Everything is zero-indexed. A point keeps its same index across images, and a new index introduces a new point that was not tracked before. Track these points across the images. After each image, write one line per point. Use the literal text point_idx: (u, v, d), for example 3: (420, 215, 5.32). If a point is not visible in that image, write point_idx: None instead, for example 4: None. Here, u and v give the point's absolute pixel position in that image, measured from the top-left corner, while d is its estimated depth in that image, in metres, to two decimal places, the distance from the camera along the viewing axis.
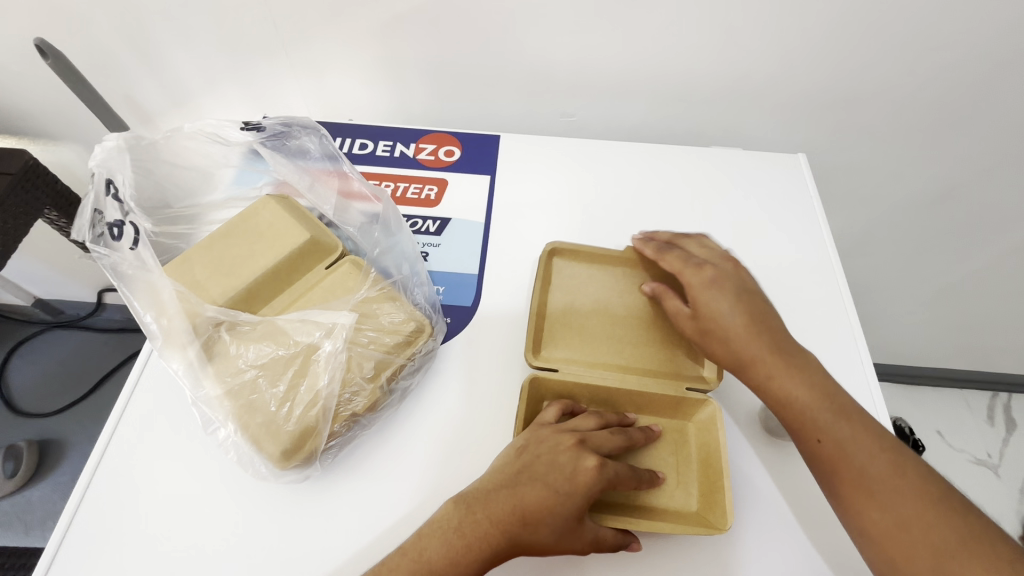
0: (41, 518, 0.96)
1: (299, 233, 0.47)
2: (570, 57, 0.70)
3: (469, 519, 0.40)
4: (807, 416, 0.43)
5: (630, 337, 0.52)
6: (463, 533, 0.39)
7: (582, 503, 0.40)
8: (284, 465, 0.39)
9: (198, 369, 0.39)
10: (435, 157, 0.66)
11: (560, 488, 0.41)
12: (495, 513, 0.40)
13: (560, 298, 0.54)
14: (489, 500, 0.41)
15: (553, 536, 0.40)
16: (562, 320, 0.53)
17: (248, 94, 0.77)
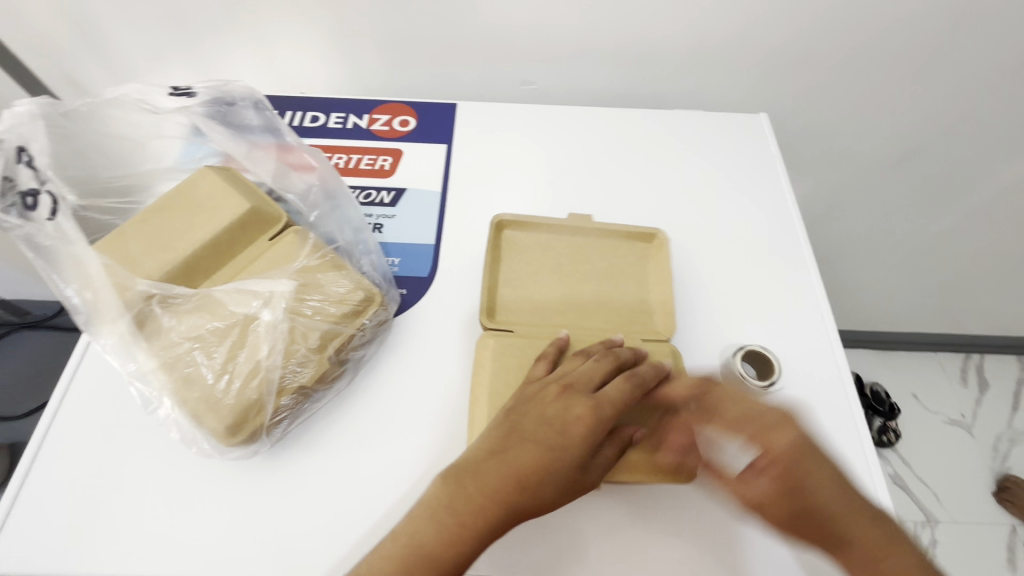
0: None
1: (239, 203, 0.45)
2: (525, 21, 0.68)
3: (462, 494, 0.37)
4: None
5: (585, 295, 0.50)
6: (455, 511, 0.37)
7: (578, 456, 0.38)
8: (228, 438, 0.38)
9: (129, 344, 0.38)
10: (389, 128, 0.64)
11: (553, 445, 0.39)
12: (488, 484, 0.37)
13: (511, 270, 0.51)
14: (480, 473, 0.38)
15: (556, 494, 0.38)
16: (515, 288, 0.50)
17: (196, 72, 0.74)
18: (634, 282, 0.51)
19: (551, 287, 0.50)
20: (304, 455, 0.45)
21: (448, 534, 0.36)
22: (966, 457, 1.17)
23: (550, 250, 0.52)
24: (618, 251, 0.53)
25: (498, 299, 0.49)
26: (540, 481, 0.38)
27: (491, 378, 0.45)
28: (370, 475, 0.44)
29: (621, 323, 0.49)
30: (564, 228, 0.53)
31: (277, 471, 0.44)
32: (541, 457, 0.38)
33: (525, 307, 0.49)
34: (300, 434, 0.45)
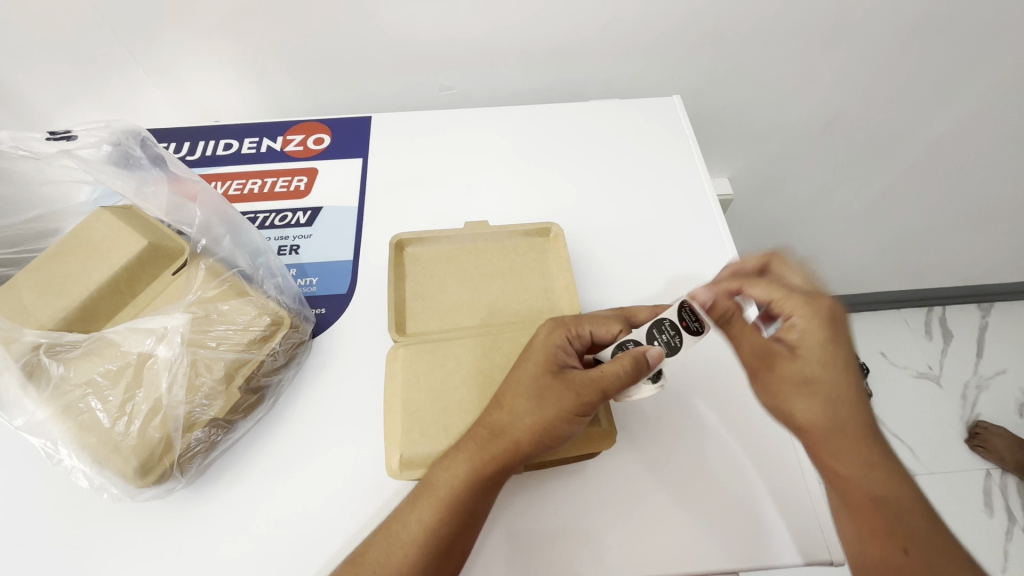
0: None
1: (135, 240, 0.44)
2: (429, 28, 0.67)
3: (470, 435, 0.41)
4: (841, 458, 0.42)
5: (490, 298, 0.50)
6: (461, 449, 0.40)
7: (546, 360, 0.41)
8: (136, 480, 0.38)
9: (19, 396, 0.37)
10: (304, 147, 0.64)
11: (522, 361, 0.42)
12: (487, 416, 0.41)
13: (416, 288, 0.51)
14: (486, 410, 0.42)
15: (534, 402, 0.40)
16: (422, 304, 0.50)
17: (106, 109, 0.72)
18: (538, 275, 0.52)
19: (455, 294, 0.50)
20: (228, 487, 0.44)
21: (452, 466, 0.40)
22: (935, 408, 1.19)
23: (451, 262, 0.52)
24: (519, 250, 0.53)
25: (408, 315, 0.49)
26: (534, 423, 0.40)
27: (404, 387, 0.45)
28: (294, 502, 0.43)
29: (532, 313, 0.49)
30: (460, 237, 0.54)
31: (199, 507, 0.43)
32: (534, 399, 0.40)
33: (436, 315, 0.49)
34: (222, 467, 0.45)
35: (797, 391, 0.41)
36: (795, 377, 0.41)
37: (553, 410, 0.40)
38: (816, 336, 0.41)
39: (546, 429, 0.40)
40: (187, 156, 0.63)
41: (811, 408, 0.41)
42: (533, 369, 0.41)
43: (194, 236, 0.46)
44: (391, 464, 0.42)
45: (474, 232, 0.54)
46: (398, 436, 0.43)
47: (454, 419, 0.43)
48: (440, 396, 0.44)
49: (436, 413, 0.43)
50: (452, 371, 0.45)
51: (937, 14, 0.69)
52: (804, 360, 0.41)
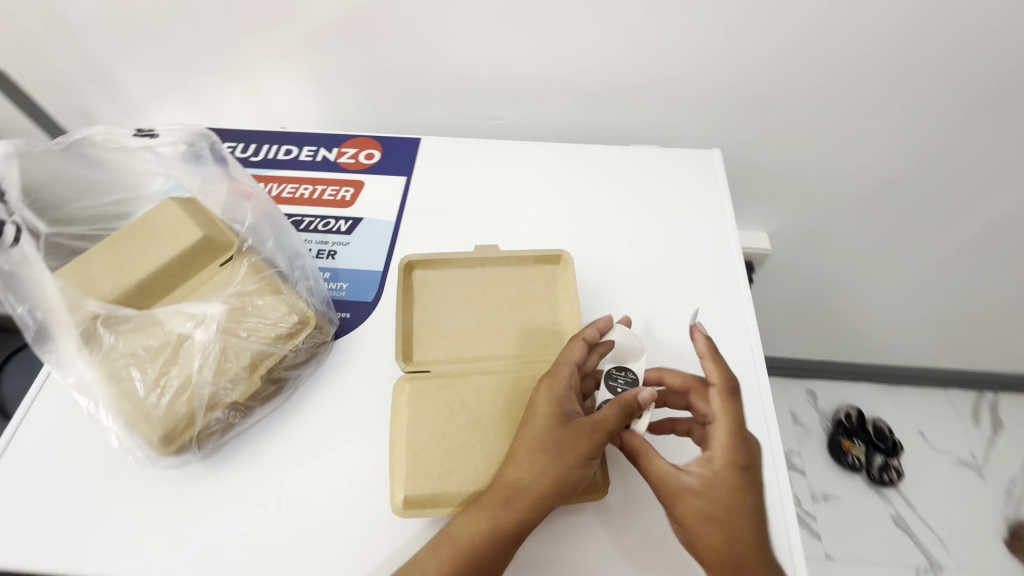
0: None
1: (192, 231, 0.49)
2: (487, 63, 0.72)
3: (492, 490, 0.42)
4: None
5: (494, 328, 0.52)
6: (483, 507, 0.42)
7: (550, 415, 0.44)
8: (159, 448, 0.43)
9: (75, 357, 0.43)
10: (355, 160, 0.69)
11: (528, 418, 0.44)
12: (506, 474, 0.43)
13: (423, 314, 0.53)
14: (503, 468, 0.43)
15: (550, 457, 0.42)
16: (429, 331, 0.52)
17: (191, 105, 0.80)
18: (545, 305, 0.53)
19: (462, 319, 0.52)
20: (238, 468, 0.48)
21: (472, 520, 0.42)
22: (972, 500, 1.11)
23: (460, 287, 0.54)
24: (528, 277, 0.55)
25: (414, 343, 0.52)
26: (556, 474, 0.42)
27: (408, 422, 0.47)
28: (295, 494, 0.47)
29: (535, 347, 0.51)
30: (469, 262, 0.55)
31: (212, 481, 0.47)
32: (552, 452, 0.42)
33: (443, 343, 0.51)
34: (235, 449, 0.49)
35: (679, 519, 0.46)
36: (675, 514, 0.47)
37: (574, 457, 0.43)
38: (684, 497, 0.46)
39: (561, 483, 0.42)
40: (251, 156, 0.68)
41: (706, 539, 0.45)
42: (539, 427, 0.43)
43: (244, 235, 0.51)
44: (394, 499, 0.45)
45: (482, 260, 0.55)
46: (404, 477, 0.45)
47: (453, 458, 0.45)
48: (442, 435, 0.46)
49: (439, 444, 0.46)
50: (454, 411, 0.47)
51: (1000, 92, 0.68)
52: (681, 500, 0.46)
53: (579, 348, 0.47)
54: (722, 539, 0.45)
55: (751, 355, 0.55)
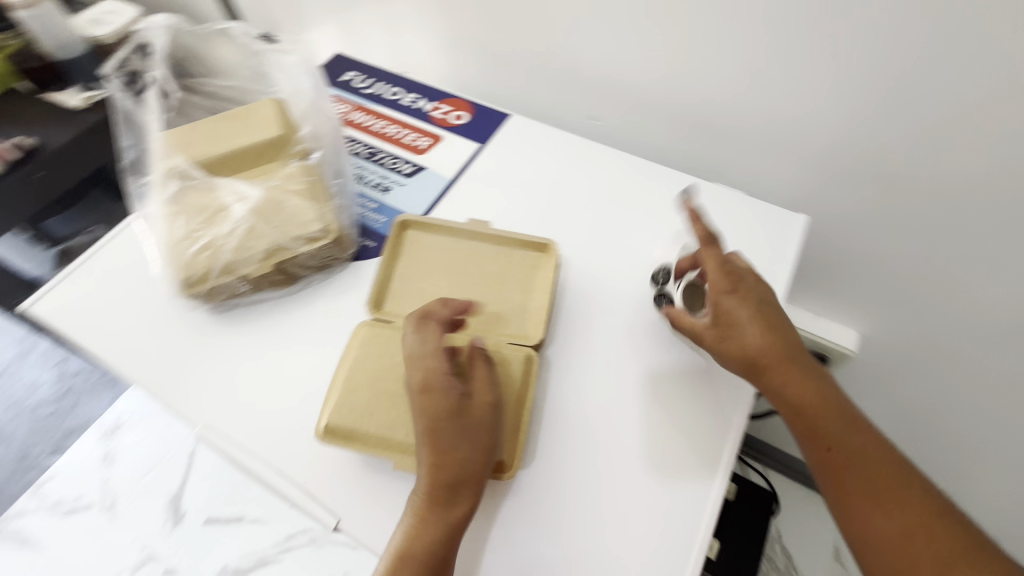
0: (89, 382, 1.26)
1: (270, 128, 0.57)
2: (595, 61, 0.71)
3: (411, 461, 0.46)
4: (816, 420, 0.45)
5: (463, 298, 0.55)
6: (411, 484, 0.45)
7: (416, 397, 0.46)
8: (180, 288, 0.52)
9: (152, 195, 0.54)
10: (444, 117, 0.73)
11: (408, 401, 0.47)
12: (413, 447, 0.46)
13: (407, 270, 0.56)
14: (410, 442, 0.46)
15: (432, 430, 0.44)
16: (406, 287, 0.55)
17: (344, 36, 0.91)
18: (520, 292, 0.55)
19: (439, 282, 0.56)
20: (230, 334, 0.55)
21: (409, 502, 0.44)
22: None
23: (446, 255, 0.57)
24: (512, 262, 0.57)
25: (388, 293, 0.55)
26: (455, 454, 0.44)
27: (353, 358, 0.51)
28: (262, 373, 0.53)
29: (497, 328, 0.53)
30: (460, 232, 0.59)
31: (208, 336, 0.55)
32: (439, 436, 0.44)
33: (418, 299, 0.55)
34: (234, 318, 0.56)
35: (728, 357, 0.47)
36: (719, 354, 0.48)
37: (464, 434, 0.44)
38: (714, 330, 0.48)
39: (454, 453, 0.44)
40: (364, 88, 0.76)
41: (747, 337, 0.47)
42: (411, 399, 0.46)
43: (308, 145, 0.58)
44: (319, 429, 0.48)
45: (473, 232, 0.58)
46: (334, 404, 0.49)
47: (384, 398, 0.49)
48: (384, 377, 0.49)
49: (377, 380, 0.49)
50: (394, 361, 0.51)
51: None
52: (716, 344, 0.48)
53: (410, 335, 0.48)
54: (760, 335, 0.46)
55: (722, 425, 0.51)
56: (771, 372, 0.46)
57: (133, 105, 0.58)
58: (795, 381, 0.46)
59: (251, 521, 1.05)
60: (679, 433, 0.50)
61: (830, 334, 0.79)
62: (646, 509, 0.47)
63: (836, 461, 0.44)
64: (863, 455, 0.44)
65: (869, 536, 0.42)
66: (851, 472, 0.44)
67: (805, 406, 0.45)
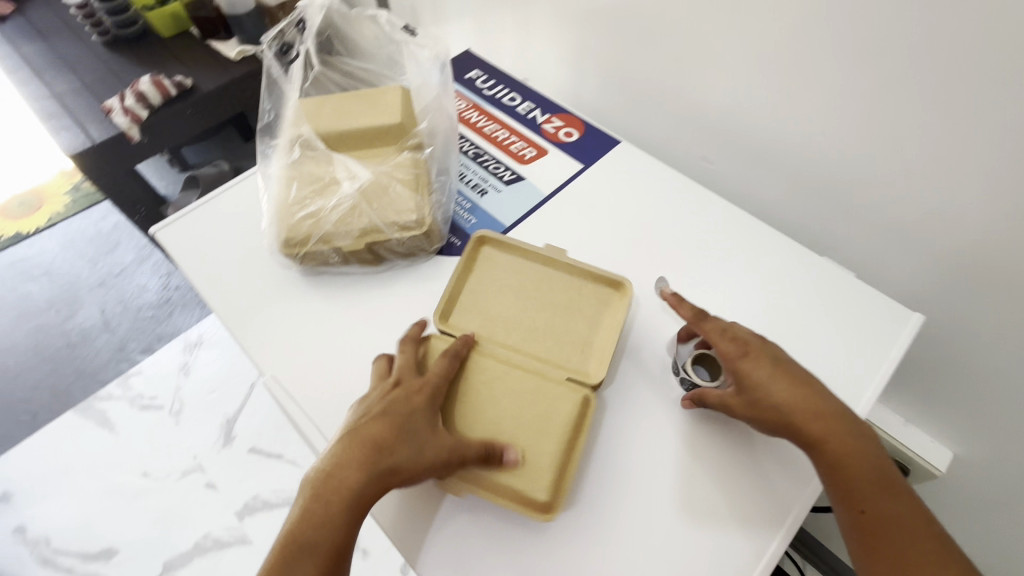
0: (186, 299, 1.40)
1: (392, 114, 0.60)
2: (721, 104, 0.68)
3: (356, 445, 0.44)
4: (855, 482, 0.43)
5: (529, 322, 0.54)
6: (345, 465, 0.43)
7: (394, 390, 0.47)
8: (279, 245, 0.57)
9: (278, 157, 0.59)
10: (555, 132, 0.73)
11: (381, 392, 0.47)
12: (364, 435, 0.44)
13: (477, 282, 0.56)
14: (364, 428, 0.45)
15: (399, 425, 0.44)
16: (473, 300, 0.55)
17: (478, 33, 0.94)
18: (590, 327, 0.54)
19: (504, 301, 0.55)
20: (311, 297, 0.58)
21: (333, 480, 0.43)
22: None
23: (516, 276, 0.56)
24: (583, 297, 0.56)
25: (455, 301, 0.55)
26: (366, 433, 0.44)
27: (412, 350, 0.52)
28: (330, 339, 0.56)
29: (559, 357, 0.52)
30: (533, 254, 0.58)
31: (292, 294, 0.59)
32: (367, 416, 0.46)
33: (484, 315, 0.54)
34: (318, 282, 0.59)
35: (757, 404, 0.45)
36: (748, 403, 0.46)
37: (384, 420, 0.45)
38: (756, 364, 0.46)
39: (408, 454, 0.44)
40: (485, 89, 0.78)
41: (771, 386, 0.45)
42: (390, 391, 0.47)
43: (422, 138, 0.61)
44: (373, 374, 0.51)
45: (546, 260, 0.57)
46: None
47: None
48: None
49: None
50: None
51: None
52: (748, 393, 0.46)
53: (408, 341, 0.50)
54: (790, 386, 0.45)
55: (801, 484, 0.48)
56: (807, 430, 0.44)
57: (281, 74, 0.63)
58: (838, 439, 0.43)
59: (289, 461, 1.13)
60: (750, 487, 0.48)
61: (916, 447, 0.71)
62: (709, 558, 0.45)
63: (869, 518, 0.42)
64: (895, 518, 0.42)
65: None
66: (882, 531, 0.41)
67: (847, 464, 0.43)
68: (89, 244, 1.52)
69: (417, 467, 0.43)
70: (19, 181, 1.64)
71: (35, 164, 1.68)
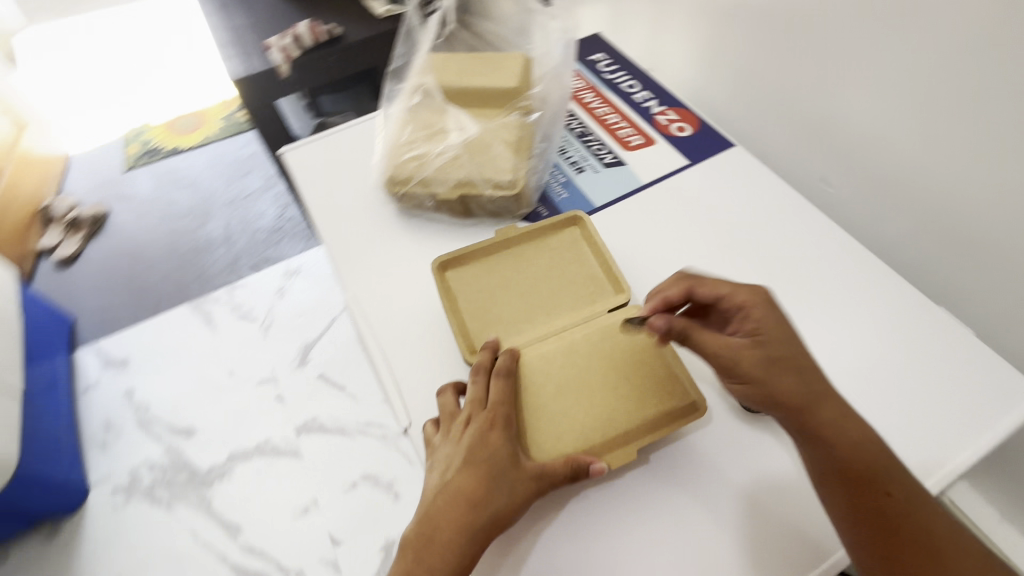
0: (297, 230, 1.55)
1: (509, 78, 0.62)
2: (855, 122, 0.62)
3: (452, 509, 0.42)
4: (854, 468, 0.39)
5: (562, 303, 0.54)
6: (444, 527, 0.41)
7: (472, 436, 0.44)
8: (383, 181, 0.61)
9: (399, 101, 0.64)
10: (667, 125, 0.72)
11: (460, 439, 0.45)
12: (457, 490, 0.42)
13: (487, 285, 0.55)
14: (456, 485, 0.43)
15: (485, 473, 0.42)
16: (482, 310, 0.54)
17: (612, 21, 0.94)
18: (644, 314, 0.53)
19: (518, 292, 0.55)
20: (400, 235, 0.62)
21: (442, 550, 0.41)
22: None
23: (526, 269, 0.56)
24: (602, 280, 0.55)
25: (467, 315, 0.54)
26: (457, 488, 0.42)
27: (472, 301, 0.55)
28: (409, 276, 0.59)
29: None
30: (537, 233, 0.58)
31: (384, 229, 0.63)
32: (451, 470, 0.44)
33: (494, 327, 0.53)
34: (409, 223, 0.63)
35: (767, 369, 0.41)
36: (762, 361, 0.41)
37: (472, 471, 0.43)
38: (774, 328, 0.42)
39: (502, 500, 0.42)
40: (605, 72, 0.78)
41: (785, 365, 0.41)
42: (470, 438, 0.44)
43: (532, 106, 0.63)
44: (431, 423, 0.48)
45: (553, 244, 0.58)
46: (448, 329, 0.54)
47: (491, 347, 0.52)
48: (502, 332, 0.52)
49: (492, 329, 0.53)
50: (511, 320, 0.53)
51: None
52: (761, 348, 0.41)
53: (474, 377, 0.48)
54: (798, 369, 0.41)
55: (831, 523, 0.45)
56: (804, 412, 0.40)
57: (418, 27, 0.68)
58: (833, 420, 0.40)
59: (349, 395, 1.22)
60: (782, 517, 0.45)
61: None
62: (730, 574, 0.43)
63: (892, 509, 0.39)
64: (914, 502, 0.39)
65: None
66: (906, 521, 0.38)
67: (844, 448, 0.40)
68: (229, 165, 1.72)
69: (513, 507, 0.42)
70: (188, 102, 1.89)
71: (203, 90, 1.93)
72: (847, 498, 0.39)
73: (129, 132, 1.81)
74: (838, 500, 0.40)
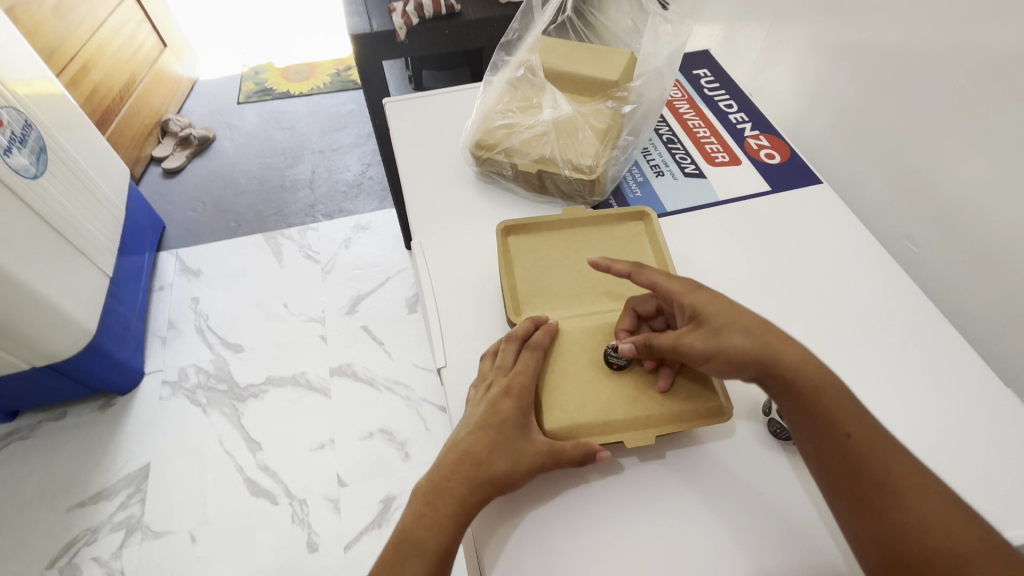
0: (376, 188, 1.64)
1: (611, 71, 0.64)
2: (954, 180, 0.60)
3: (458, 461, 0.43)
4: (827, 410, 0.41)
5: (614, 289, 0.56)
6: (448, 477, 0.43)
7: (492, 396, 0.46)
8: (468, 142, 0.65)
9: (502, 74, 0.68)
10: (756, 149, 0.71)
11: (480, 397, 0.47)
12: (466, 444, 0.44)
13: (548, 255, 0.58)
14: (468, 441, 0.44)
15: (498, 430, 0.44)
16: (534, 280, 0.56)
17: (724, 45, 0.94)
18: None
19: (577, 268, 0.57)
20: (474, 196, 0.66)
21: (442, 496, 0.42)
22: None
23: (588, 251, 0.58)
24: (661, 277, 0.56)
25: (522, 277, 0.56)
26: (467, 447, 0.44)
27: (525, 268, 0.57)
28: (473, 234, 0.62)
29: None
30: (603, 220, 0.61)
31: (460, 188, 0.67)
32: (467, 426, 0.45)
33: (542, 297, 0.55)
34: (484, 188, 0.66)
35: (712, 336, 0.44)
36: (706, 334, 0.44)
37: (483, 431, 0.44)
38: (710, 296, 0.46)
39: (508, 463, 0.43)
40: (705, 89, 0.78)
41: (721, 333, 0.44)
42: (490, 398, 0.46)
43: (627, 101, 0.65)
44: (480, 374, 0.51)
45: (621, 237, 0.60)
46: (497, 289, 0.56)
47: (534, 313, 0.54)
48: (549, 305, 0.55)
49: (539, 298, 0.55)
50: (558, 293, 0.56)
51: None
52: (706, 328, 0.44)
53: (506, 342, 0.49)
54: (739, 332, 0.43)
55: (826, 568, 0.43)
56: (764, 373, 0.43)
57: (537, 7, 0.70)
58: (792, 369, 0.42)
59: (386, 351, 1.28)
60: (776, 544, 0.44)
61: None
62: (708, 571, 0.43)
63: (855, 450, 0.39)
64: (877, 438, 0.39)
65: (893, 534, 0.37)
66: (873, 461, 0.38)
67: (812, 395, 0.41)
68: (329, 117, 1.84)
69: (516, 473, 0.43)
70: (306, 54, 2.04)
71: (322, 45, 2.07)
72: (811, 438, 0.41)
73: (249, 70, 1.97)
74: (803, 439, 0.41)
